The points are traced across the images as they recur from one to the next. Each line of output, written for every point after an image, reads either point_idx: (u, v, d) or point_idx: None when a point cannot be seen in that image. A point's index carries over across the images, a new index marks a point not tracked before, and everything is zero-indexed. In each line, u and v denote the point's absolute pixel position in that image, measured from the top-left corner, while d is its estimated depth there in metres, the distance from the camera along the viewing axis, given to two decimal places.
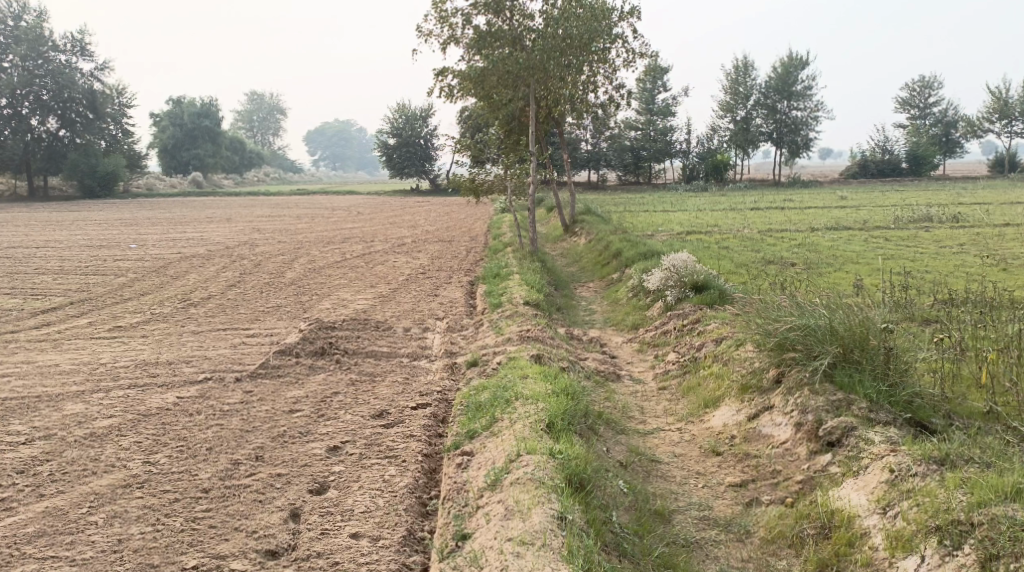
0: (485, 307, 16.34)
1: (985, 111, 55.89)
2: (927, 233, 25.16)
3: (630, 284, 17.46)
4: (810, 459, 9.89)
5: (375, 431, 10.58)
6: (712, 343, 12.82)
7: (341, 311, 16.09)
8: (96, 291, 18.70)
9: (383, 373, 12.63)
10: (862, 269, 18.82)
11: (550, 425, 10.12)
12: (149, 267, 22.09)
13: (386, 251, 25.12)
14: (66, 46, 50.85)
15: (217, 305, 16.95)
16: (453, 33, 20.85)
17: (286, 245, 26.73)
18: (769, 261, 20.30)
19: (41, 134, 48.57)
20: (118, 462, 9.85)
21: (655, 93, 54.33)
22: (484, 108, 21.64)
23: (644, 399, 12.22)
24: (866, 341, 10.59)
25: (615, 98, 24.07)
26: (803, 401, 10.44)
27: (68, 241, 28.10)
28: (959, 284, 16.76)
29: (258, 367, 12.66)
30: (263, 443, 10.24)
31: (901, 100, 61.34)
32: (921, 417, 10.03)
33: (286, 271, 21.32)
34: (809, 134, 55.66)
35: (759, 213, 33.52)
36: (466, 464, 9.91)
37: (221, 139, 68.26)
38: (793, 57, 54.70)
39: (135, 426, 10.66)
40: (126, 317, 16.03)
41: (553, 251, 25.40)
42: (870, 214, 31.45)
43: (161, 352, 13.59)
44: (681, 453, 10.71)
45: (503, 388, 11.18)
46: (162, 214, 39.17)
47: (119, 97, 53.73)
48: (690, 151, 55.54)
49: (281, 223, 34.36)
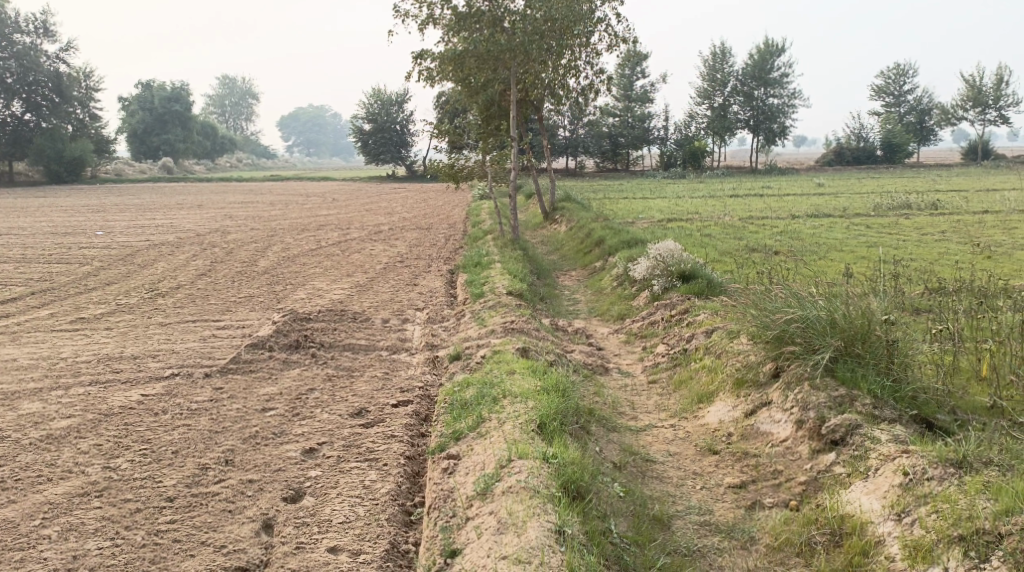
0: (466, 297, 15.76)
1: (961, 99, 55.69)
2: (908, 221, 24.79)
3: (614, 272, 16.94)
4: (813, 459, 9.46)
5: (354, 431, 9.99)
6: (703, 334, 12.34)
7: (316, 301, 15.48)
8: (59, 280, 17.98)
9: (361, 367, 12.03)
10: (848, 257, 18.37)
11: (541, 426, 9.59)
12: (116, 255, 21.33)
13: (362, 239, 24.46)
14: (30, 28, 49.67)
15: (186, 295, 16.26)
16: (431, 14, 20.20)
17: (259, 232, 26.03)
18: (753, 249, 19.82)
19: (5, 118, 47.43)
20: (75, 468, 9.21)
21: (633, 79, 53.78)
22: (463, 92, 21.00)
23: (634, 394, 11.69)
24: (868, 333, 10.12)
25: (595, 83, 23.49)
26: (804, 397, 9.98)
27: (32, 228, 27.24)
28: (946, 273, 16.34)
29: (229, 363, 12.01)
30: (234, 445, 9.63)
31: (876, 87, 61.01)
32: (926, 413, 9.60)
33: (259, 259, 20.63)
34: (785, 121, 55.33)
35: (738, 200, 33.04)
36: (452, 468, 9.35)
37: (193, 124, 67.00)
38: (771, 44, 54.39)
39: (95, 427, 10.01)
40: (89, 309, 15.31)
41: (534, 239, 24.87)
42: (849, 201, 31.12)
43: (126, 346, 12.93)
44: (676, 452, 10.20)
45: (488, 384, 10.62)
46: (131, 199, 38.27)
47: (86, 81, 52.49)
48: (667, 138, 55.00)
49: (255, 209, 33.62)
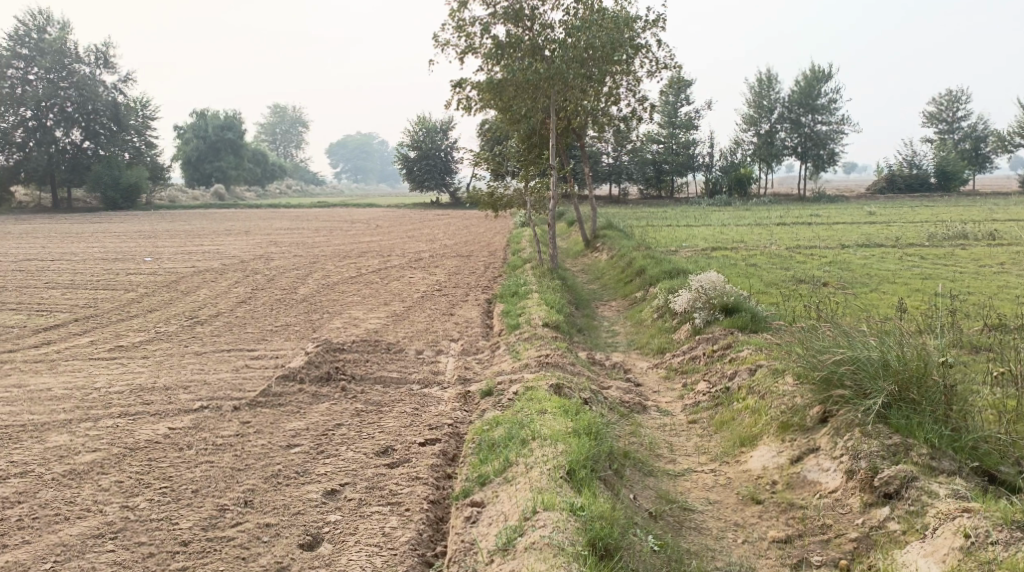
0: (503, 328, 15.40)
1: (1017, 125, 54.40)
2: (964, 251, 23.98)
3: (654, 304, 16.48)
4: (865, 513, 9.11)
5: (379, 471, 9.66)
6: (746, 372, 11.86)
7: (352, 331, 15.24)
8: (102, 307, 17.96)
9: (392, 403, 11.69)
10: (901, 289, 17.73)
11: (571, 473, 9.16)
12: (160, 282, 21.29)
13: (402, 266, 24.25)
14: (89, 59, 50.53)
15: (224, 323, 16.10)
16: (471, 43, 20.02)
17: (301, 259, 25.97)
18: (800, 281, 19.29)
19: (64, 146, 48.20)
20: (94, 507, 9.00)
21: (678, 106, 53.27)
22: (504, 120, 20.74)
23: (673, 434, 11.22)
24: (924, 376, 9.66)
25: (638, 110, 23.13)
26: (854, 445, 9.59)
27: (82, 253, 27.46)
28: (1005, 308, 15.65)
29: (258, 396, 11.74)
30: (254, 485, 9.35)
31: (928, 114, 59.88)
32: (988, 465, 9.24)
33: (299, 287, 20.50)
34: (834, 148, 54.38)
35: (785, 228, 32.34)
36: (476, 516, 8.98)
37: (244, 151, 67.92)
38: (819, 70, 53.58)
39: (118, 463, 9.78)
40: (128, 337, 15.21)
41: (575, 267, 24.50)
42: (902, 230, 30.29)
43: (159, 376, 12.72)
44: (716, 500, 9.75)
45: (519, 424, 10.23)
46: (181, 226, 38.58)
47: (142, 110, 53.35)
48: (713, 165, 54.37)
49: (300, 235, 33.68)
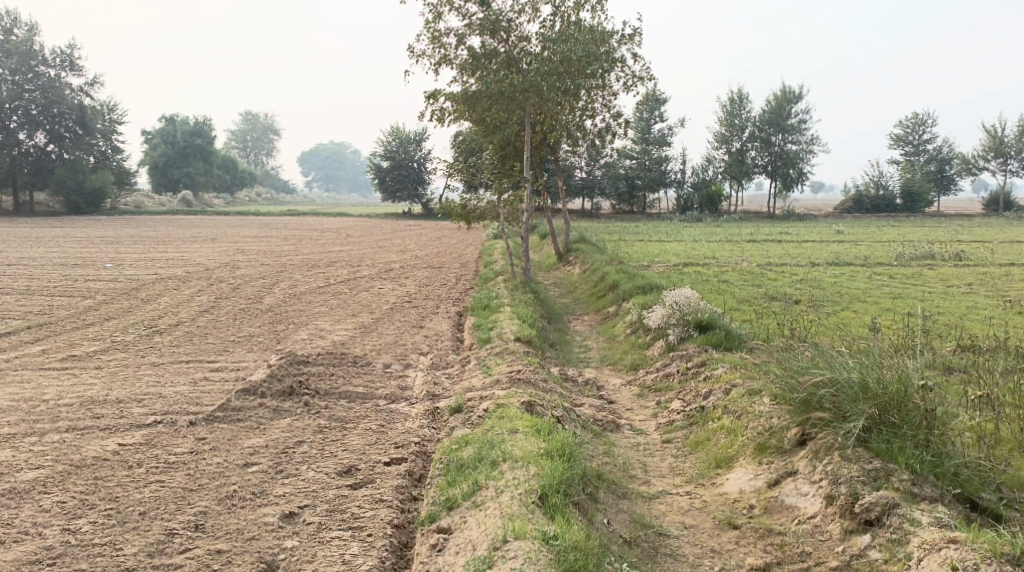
0: (473, 342, 14.97)
1: (982, 148, 54.88)
2: (932, 271, 23.91)
3: (628, 319, 16.13)
4: (845, 540, 8.80)
5: (340, 493, 9.22)
6: (721, 392, 11.53)
7: (317, 343, 14.76)
8: (58, 314, 17.34)
9: (357, 419, 11.22)
10: (873, 309, 17.54)
11: (542, 498, 8.78)
12: (121, 289, 20.66)
13: (372, 277, 23.75)
14: (56, 61, 49.65)
15: (184, 333, 15.53)
16: (446, 54, 19.66)
17: (268, 268, 25.39)
18: (773, 298, 19.05)
19: (28, 149, 47.30)
20: (33, 529, 8.51)
21: (651, 122, 53.31)
22: (478, 131, 20.36)
23: (647, 454, 10.83)
24: (905, 400, 9.37)
25: (612, 125, 22.88)
26: (834, 469, 9.28)
27: (43, 258, 26.73)
28: (977, 329, 15.48)
29: (216, 410, 11.22)
30: (207, 507, 8.88)
31: (895, 136, 60.36)
32: (970, 492, 8.96)
33: (265, 296, 19.97)
34: (803, 167, 54.59)
35: (756, 245, 32.23)
36: (442, 544, 8.53)
37: (214, 158, 67.05)
38: (789, 90, 53.88)
39: (63, 481, 9.26)
40: (83, 345, 14.63)
41: (546, 280, 24.16)
42: (871, 250, 30.26)
43: (113, 388, 12.18)
44: (692, 525, 9.37)
45: (488, 444, 9.79)
46: (146, 232, 37.81)
47: (109, 113, 52.50)
48: (684, 181, 54.36)
49: (268, 244, 33.10)
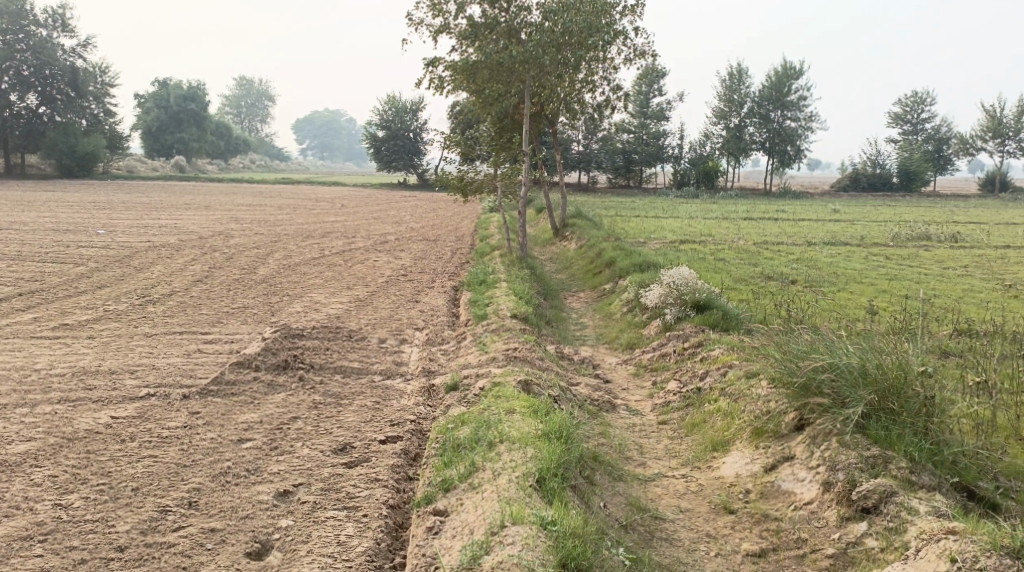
0: (469, 317, 14.88)
1: (979, 129, 54.67)
2: (928, 253, 23.85)
3: (624, 296, 16.05)
4: (841, 527, 8.79)
5: (335, 471, 9.16)
6: (718, 374, 11.47)
7: (312, 316, 14.65)
8: (50, 281, 17.19)
9: (352, 395, 11.15)
10: (869, 290, 17.47)
11: (540, 481, 8.73)
12: (113, 256, 20.49)
13: (367, 249, 23.61)
14: (47, 22, 49.06)
15: (178, 303, 15.40)
16: (446, 22, 19.42)
17: (262, 237, 25.22)
18: (769, 277, 18.98)
19: (19, 111, 46.84)
20: (24, 504, 8.46)
21: (650, 97, 53.00)
22: (476, 103, 20.15)
23: (643, 435, 10.79)
24: (904, 386, 9.32)
25: (611, 99, 22.70)
26: (832, 455, 9.24)
27: (34, 223, 26.52)
28: (973, 312, 15.43)
29: (210, 384, 11.13)
30: (200, 484, 8.82)
31: (893, 114, 60.12)
32: (968, 481, 8.93)
33: (259, 266, 19.83)
34: (801, 144, 54.40)
35: (753, 223, 32.16)
36: (438, 527, 8.48)
37: (208, 124, 66.57)
38: (789, 66, 53.55)
39: (54, 454, 9.19)
40: (75, 314, 14.50)
41: (542, 255, 24.05)
42: (867, 229, 30.20)
43: (106, 359, 12.07)
44: (688, 508, 9.34)
45: (485, 423, 9.73)
46: (139, 198, 37.55)
47: (102, 76, 51.95)
48: (681, 156, 54.14)
49: (262, 212, 32.90)
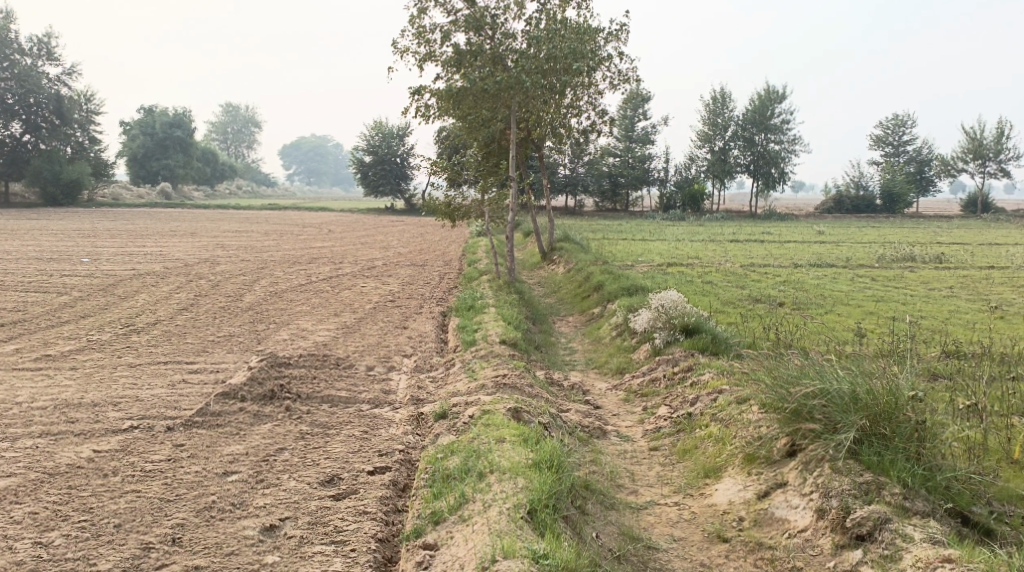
0: (458, 344, 14.76)
1: (961, 150, 55.06)
2: (914, 274, 23.89)
3: (613, 321, 15.96)
4: (836, 555, 8.69)
5: (322, 504, 9.02)
6: (708, 399, 11.38)
7: (299, 344, 14.52)
8: (33, 311, 17.00)
9: (339, 425, 10.99)
10: (857, 312, 17.44)
11: (530, 513, 8.61)
12: (98, 285, 20.31)
13: (354, 275, 23.47)
14: (32, 50, 48.96)
15: (163, 332, 15.24)
16: (430, 50, 19.43)
17: (249, 263, 25.07)
18: (757, 300, 18.94)
19: (3, 139, 46.62)
20: (3, 543, 8.32)
21: (635, 120, 53.17)
22: (462, 129, 20.12)
23: (634, 462, 10.67)
24: (896, 411, 9.24)
25: (597, 124, 22.73)
26: (825, 482, 9.15)
27: (18, 252, 26.30)
28: (961, 334, 15.41)
29: (195, 415, 10.96)
30: (184, 519, 8.68)
31: (875, 137, 60.52)
32: (962, 506, 8.85)
33: (245, 294, 19.69)
34: (785, 167, 54.67)
35: (739, 245, 32.19)
36: (427, 561, 8.34)
37: (193, 150, 66.44)
38: (772, 90, 53.86)
39: (35, 490, 9.04)
40: (59, 345, 14.31)
41: (530, 280, 23.97)
42: (852, 251, 30.27)
43: (89, 390, 11.89)
44: (681, 537, 9.23)
45: (474, 453, 9.60)
46: (124, 225, 37.36)
47: (86, 104, 51.75)
48: (667, 179, 54.30)
49: (248, 239, 32.74)
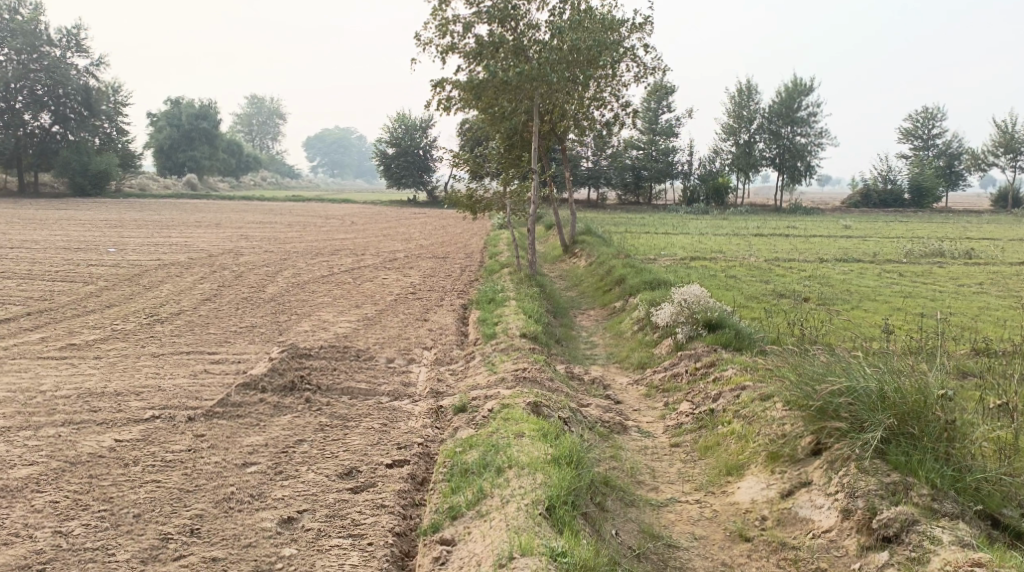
0: (478, 336, 14.68)
1: (991, 144, 54.34)
2: (942, 270, 23.59)
3: (635, 315, 15.82)
4: (861, 557, 8.56)
5: (341, 497, 8.99)
6: (731, 395, 11.25)
7: (320, 335, 14.50)
8: (58, 300, 17.10)
9: (359, 417, 10.95)
10: (884, 308, 17.22)
11: (550, 509, 8.53)
12: (123, 275, 20.40)
13: (376, 267, 23.47)
14: (61, 42, 49.28)
15: (186, 323, 15.27)
16: (453, 42, 19.33)
17: (272, 255, 25.11)
18: (781, 295, 18.76)
19: (33, 130, 47.04)
20: (24, 532, 8.34)
21: (659, 113, 52.85)
22: (485, 121, 20.03)
23: (656, 458, 10.56)
24: (923, 410, 9.08)
25: (621, 116, 22.57)
26: (850, 481, 9.01)
27: (45, 241, 26.48)
28: (991, 331, 15.17)
29: (215, 406, 10.95)
30: (203, 510, 8.67)
31: (904, 130, 59.86)
32: (992, 508, 8.70)
33: (268, 285, 19.72)
34: (812, 160, 54.23)
35: (764, 240, 31.93)
36: (445, 557, 8.30)
37: (219, 141, 66.70)
38: (799, 83, 53.38)
39: (56, 479, 9.05)
40: (83, 334, 14.37)
41: (552, 273, 23.89)
42: (879, 246, 29.93)
43: (111, 380, 11.92)
44: (703, 535, 9.14)
45: (493, 448, 9.53)
46: (150, 216, 37.57)
47: (114, 95, 52.03)
48: (691, 173, 53.99)
49: (272, 230, 32.81)
